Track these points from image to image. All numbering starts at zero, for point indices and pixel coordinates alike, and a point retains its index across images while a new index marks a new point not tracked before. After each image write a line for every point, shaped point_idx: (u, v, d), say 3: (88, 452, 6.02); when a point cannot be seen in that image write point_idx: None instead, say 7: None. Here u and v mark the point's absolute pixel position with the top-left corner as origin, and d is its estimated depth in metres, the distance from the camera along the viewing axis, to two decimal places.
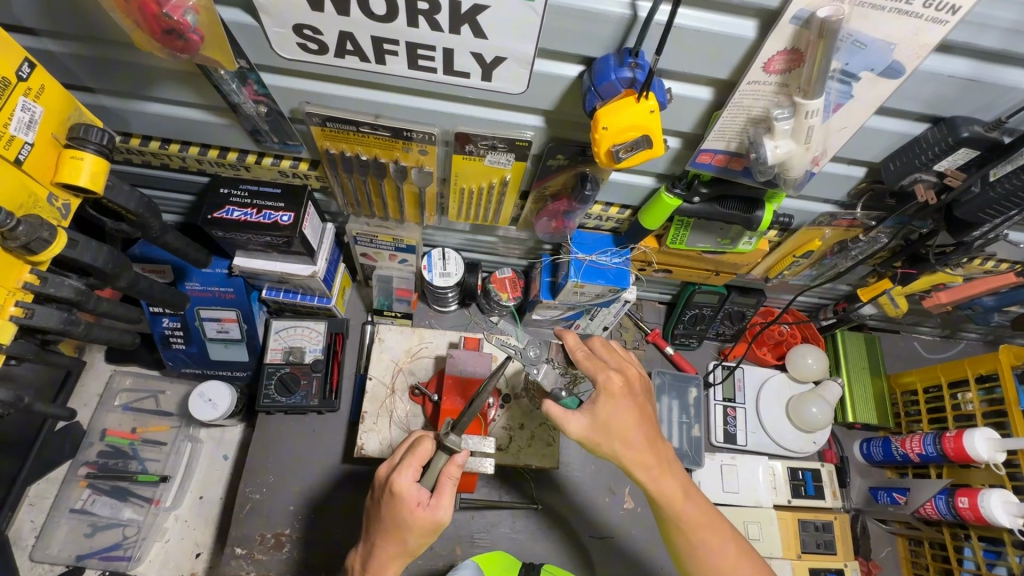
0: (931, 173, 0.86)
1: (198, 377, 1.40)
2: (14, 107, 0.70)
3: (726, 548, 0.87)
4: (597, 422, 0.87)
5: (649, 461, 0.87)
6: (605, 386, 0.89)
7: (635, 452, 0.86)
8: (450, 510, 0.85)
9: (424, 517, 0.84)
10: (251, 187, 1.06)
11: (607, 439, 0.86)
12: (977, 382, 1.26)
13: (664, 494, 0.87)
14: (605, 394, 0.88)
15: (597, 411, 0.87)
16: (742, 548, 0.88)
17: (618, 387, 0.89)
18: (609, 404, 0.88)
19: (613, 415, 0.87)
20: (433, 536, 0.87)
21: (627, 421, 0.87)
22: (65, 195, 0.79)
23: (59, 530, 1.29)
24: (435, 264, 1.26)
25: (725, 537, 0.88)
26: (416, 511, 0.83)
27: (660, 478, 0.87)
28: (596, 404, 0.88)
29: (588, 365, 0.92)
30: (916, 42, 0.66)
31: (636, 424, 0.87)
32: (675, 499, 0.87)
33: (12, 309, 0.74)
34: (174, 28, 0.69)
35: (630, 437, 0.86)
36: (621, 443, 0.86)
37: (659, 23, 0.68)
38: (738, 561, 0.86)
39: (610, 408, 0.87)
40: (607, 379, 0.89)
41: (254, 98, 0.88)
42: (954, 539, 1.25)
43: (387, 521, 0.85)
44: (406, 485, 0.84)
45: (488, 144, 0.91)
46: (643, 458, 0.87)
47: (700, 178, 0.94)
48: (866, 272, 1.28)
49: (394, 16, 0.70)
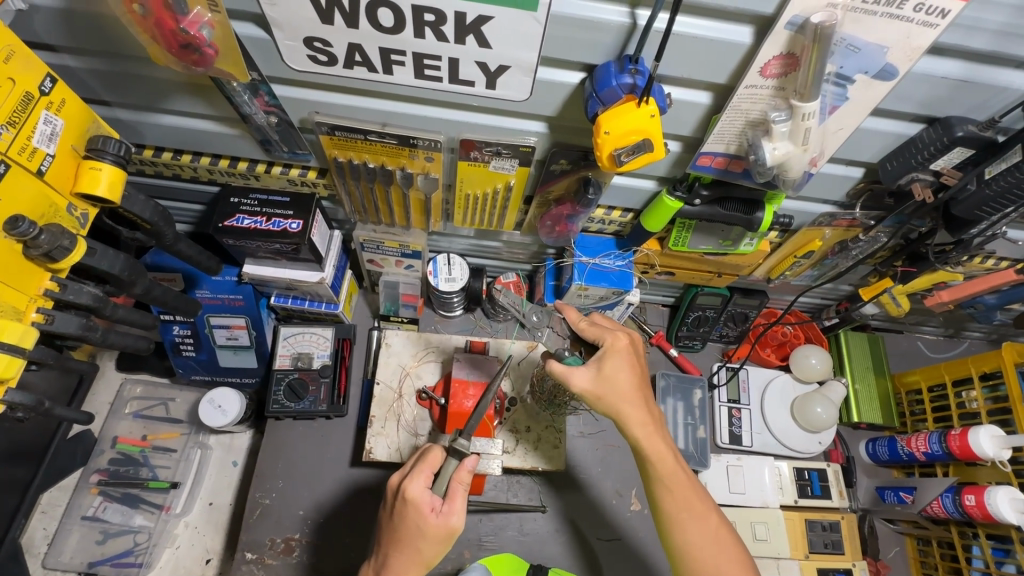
0: (928, 172, 0.88)
1: (207, 384, 1.42)
2: (37, 120, 0.72)
3: (708, 515, 0.89)
4: (602, 378, 0.89)
5: (645, 419, 0.89)
6: (612, 345, 0.91)
7: (632, 408, 0.88)
8: (461, 519, 0.87)
9: (439, 524, 0.85)
10: (260, 196, 1.08)
11: (610, 395, 0.88)
12: (982, 379, 1.27)
13: (657, 452, 0.88)
14: (613, 352, 0.90)
15: (603, 366, 0.89)
16: (722, 519, 0.90)
17: (624, 346, 0.91)
18: (614, 362, 0.90)
19: (617, 372, 0.89)
20: (445, 546, 0.88)
21: (630, 380, 0.89)
22: (84, 205, 0.82)
23: (72, 537, 1.30)
24: (441, 269, 1.27)
25: (708, 508, 0.89)
26: (430, 518, 0.85)
27: (655, 436, 0.89)
28: (603, 362, 0.89)
29: (592, 331, 0.93)
30: (908, 46, 0.67)
31: (637, 384, 0.90)
32: (667, 460, 0.89)
33: (34, 315, 0.77)
34: (190, 42, 0.73)
35: (629, 394, 0.88)
36: (620, 398, 0.88)
37: (658, 31, 0.71)
38: (718, 531, 0.88)
39: (615, 366, 0.89)
40: (614, 339, 0.91)
41: (264, 109, 0.90)
42: (962, 537, 1.25)
43: (401, 529, 0.87)
44: (419, 492, 0.85)
45: (493, 151, 0.93)
46: (640, 415, 0.88)
47: (701, 180, 0.97)
48: (867, 272, 1.29)
49: (401, 28, 0.72)
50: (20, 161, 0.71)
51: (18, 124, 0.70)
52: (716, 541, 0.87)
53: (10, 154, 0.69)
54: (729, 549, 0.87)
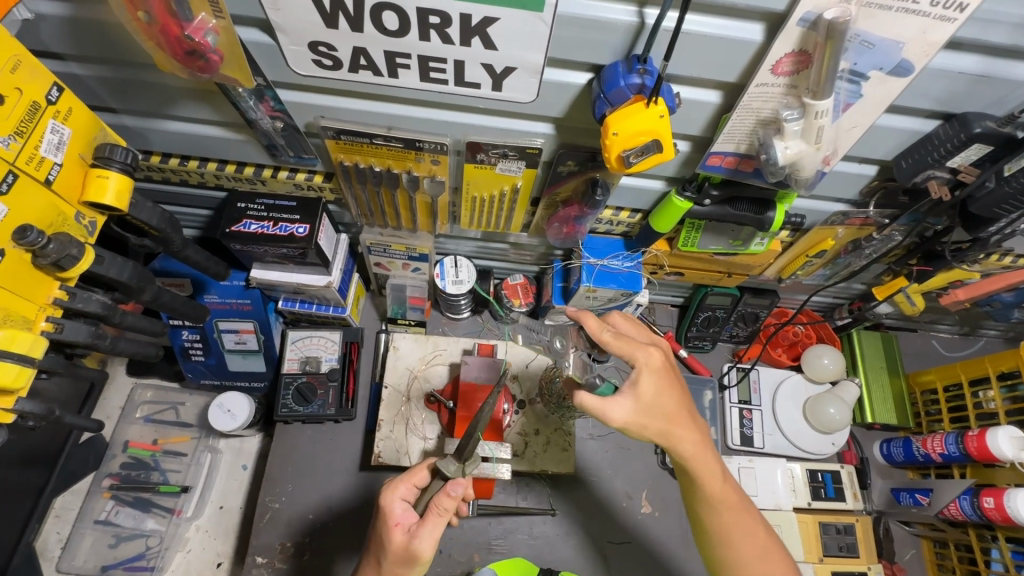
0: (944, 169, 0.86)
1: (216, 388, 1.42)
2: (44, 129, 0.72)
3: (758, 528, 0.88)
4: (642, 405, 0.81)
5: (692, 437, 0.84)
6: (647, 363, 0.82)
7: (679, 429, 0.83)
8: (427, 544, 0.85)
9: (400, 541, 0.86)
10: (267, 201, 1.08)
11: (653, 420, 0.82)
12: (1000, 379, 1.24)
13: (705, 473, 0.86)
14: (648, 371, 0.82)
15: (641, 392, 0.81)
16: (770, 531, 0.89)
17: (658, 363, 0.83)
18: (652, 383, 0.82)
19: (659, 395, 0.82)
20: (410, 568, 0.87)
21: (672, 400, 0.83)
22: (91, 213, 0.82)
23: (85, 541, 1.31)
24: (448, 272, 1.27)
25: (757, 522, 0.88)
26: (395, 533, 0.87)
27: (703, 455, 0.86)
28: (639, 385, 0.81)
29: (620, 345, 0.83)
30: (924, 41, 0.66)
31: (680, 401, 0.84)
32: (714, 480, 0.86)
33: (42, 324, 0.77)
34: (195, 49, 0.73)
35: (674, 415, 0.83)
36: (664, 421, 0.82)
37: (666, 30, 0.69)
38: (768, 544, 0.87)
39: (654, 387, 0.82)
40: (648, 357, 0.82)
41: (270, 114, 0.90)
42: (980, 539, 1.23)
43: (374, 537, 0.90)
44: (392, 502, 0.89)
45: (500, 153, 0.92)
46: (687, 435, 0.84)
47: (711, 180, 0.95)
48: (881, 270, 1.27)
49: (405, 32, 0.72)
50: (28, 170, 0.71)
51: (25, 133, 0.70)
52: (764, 555, 0.87)
53: (18, 163, 0.69)
54: (779, 562, 0.87)
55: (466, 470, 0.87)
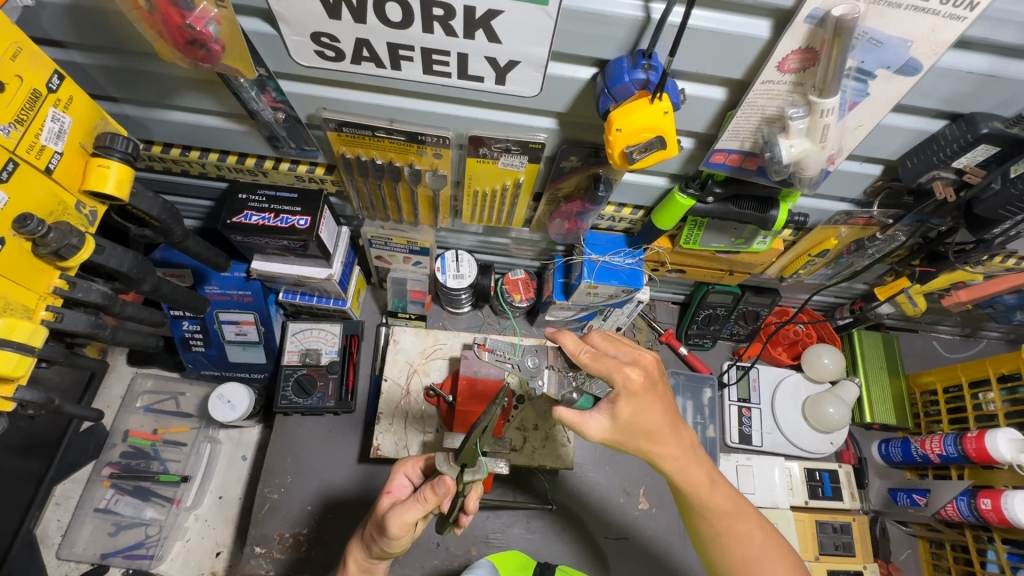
0: (949, 170, 0.85)
1: (217, 379, 1.42)
2: (45, 118, 0.72)
3: (752, 533, 0.87)
4: (620, 424, 0.80)
5: (675, 451, 0.83)
6: (625, 386, 0.79)
7: (661, 445, 0.82)
8: (394, 524, 0.82)
9: (382, 502, 0.93)
10: (269, 192, 1.08)
11: (632, 437, 0.80)
12: (1000, 381, 1.24)
13: (691, 484, 0.85)
14: (625, 393, 0.79)
15: (618, 412, 0.80)
16: (767, 530, 0.88)
17: (637, 385, 0.79)
18: (630, 405, 0.79)
19: (636, 414, 0.79)
20: (379, 538, 0.89)
21: (652, 417, 0.80)
22: (92, 203, 0.82)
23: (85, 528, 1.31)
24: (449, 266, 1.27)
25: (751, 525, 0.87)
26: (384, 500, 0.94)
27: (688, 467, 0.84)
28: (616, 406, 0.79)
29: (598, 366, 0.81)
30: (933, 40, 0.65)
31: (662, 417, 0.81)
32: (701, 487, 0.85)
33: (43, 313, 0.77)
34: (196, 39, 0.73)
35: (656, 433, 0.81)
36: (644, 439, 0.80)
37: (672, 25, 0.68)
38: (764, 546, 0.86)
39: (632, 409, 0.79)
40: (625, 379, 0.79)
41: (272, 105, 0.89)
42: (976, 541, 1.23)
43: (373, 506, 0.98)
44: (395, 474, 0.97)
45: (502, 147, 0.92)
46: (670, 449, 0.82)
47: (714, 177, 0.95)
48: (884, 270, 1.27)
49: (408, 23, 0.71)
50: (28, 158, 0.70)
51: (25, 121, 0.70)
52: (763, 557, 0.86)
53: (19, 152, 0.69)
54: (774, 565, 0.86)
55: (461, 473, 0.84)
